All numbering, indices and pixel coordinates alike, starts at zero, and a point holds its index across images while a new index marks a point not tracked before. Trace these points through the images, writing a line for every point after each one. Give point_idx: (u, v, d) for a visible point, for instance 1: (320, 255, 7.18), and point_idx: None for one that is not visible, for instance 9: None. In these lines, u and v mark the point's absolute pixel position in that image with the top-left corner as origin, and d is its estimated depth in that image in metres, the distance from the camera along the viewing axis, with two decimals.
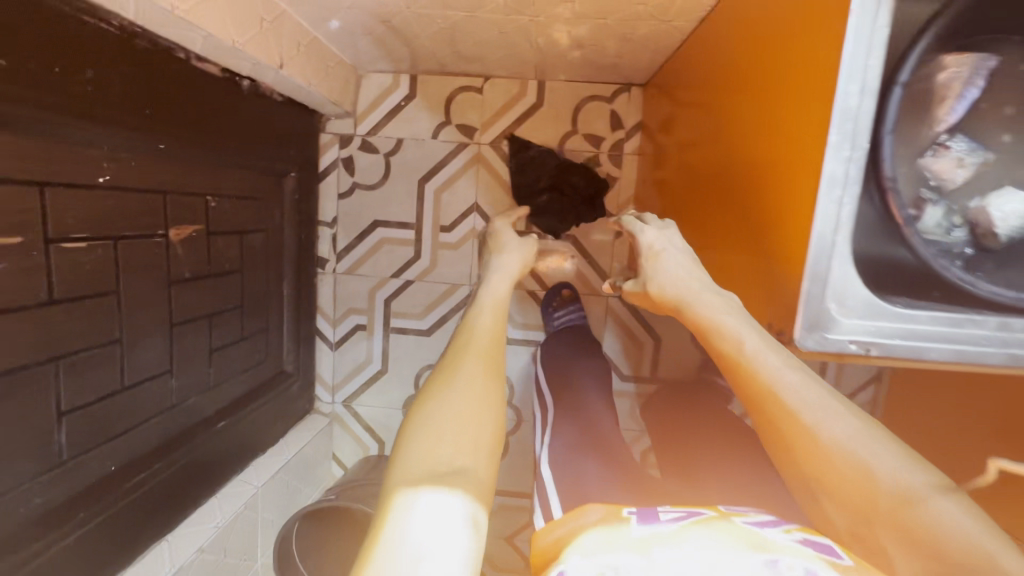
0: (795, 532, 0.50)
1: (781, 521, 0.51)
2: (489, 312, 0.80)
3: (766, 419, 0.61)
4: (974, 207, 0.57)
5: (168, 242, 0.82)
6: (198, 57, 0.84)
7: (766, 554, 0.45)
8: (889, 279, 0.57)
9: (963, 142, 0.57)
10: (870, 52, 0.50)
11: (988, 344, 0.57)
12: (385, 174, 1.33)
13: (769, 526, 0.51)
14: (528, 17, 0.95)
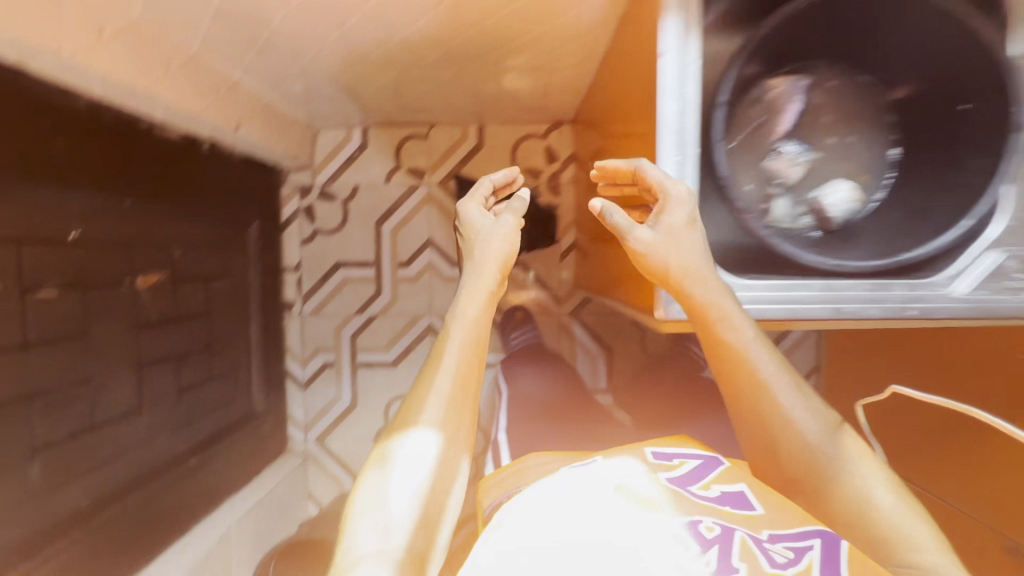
0: (714, 486, 0.59)
1: (700, 478, 0.60)
2: (467, 319, 0.67)
3: (745, 392, 0.62)
4: (814, 198, 0.68)
5: (136, 289, 0.90)
6: (160, 124, 0.95)
7: (687, 516, 0.53)
8: (739, 258, 0.68)
9: (796, 146, 0.69)
10: (685, 79, 0.60)
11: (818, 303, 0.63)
12: (344, 219, 1.44)
13: (691, 483, 0.60)
14: (455, 72, 1.09)
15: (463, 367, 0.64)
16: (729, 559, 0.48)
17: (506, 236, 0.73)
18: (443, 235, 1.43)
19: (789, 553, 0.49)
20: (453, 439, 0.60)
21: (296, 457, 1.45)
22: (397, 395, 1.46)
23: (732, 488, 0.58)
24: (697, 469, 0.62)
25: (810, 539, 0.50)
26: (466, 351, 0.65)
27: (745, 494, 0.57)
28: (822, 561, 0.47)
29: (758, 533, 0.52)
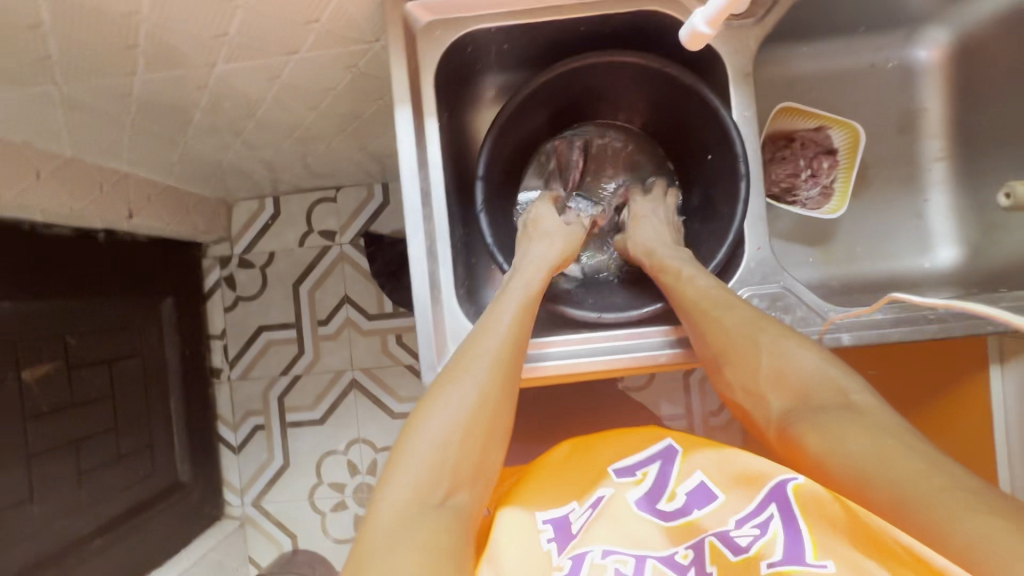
0: (679, 492, 0.51)
1: (664, 488, 0.52)
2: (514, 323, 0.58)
3: (737, 353, 0.54)
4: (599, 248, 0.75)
5: (21, 381, 0.95)
6: (45, 225, 1.01)
7: (661, 553, 0.46)
8: None
9: (582, 202, 0.76)
10: (424, 164, 0.60)
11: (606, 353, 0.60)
12: (263, 284, 1.50)
13: (657, 496, 0.52)
14: (331, 145, 1.15)
15: (505, 352, 0.53)
16: (703, 568, 0.43)
17: (564, 242, 0.65)
18: (358, 291, 1.48)
19: (754, 530, 0.45)
20: (485, 423, 0.49)
21: (233, 521, 1.47)
22: (328, 450, 1.48)
23: (692, 484, 0.52)
24: (660, 473, 0.54)
25: (767, 510, 0.45)
26: (513, 333, 0.54)
27: (705, 484, 0.51)
28: (784, 524, 0.43)
29: (719, 527, 0.47)
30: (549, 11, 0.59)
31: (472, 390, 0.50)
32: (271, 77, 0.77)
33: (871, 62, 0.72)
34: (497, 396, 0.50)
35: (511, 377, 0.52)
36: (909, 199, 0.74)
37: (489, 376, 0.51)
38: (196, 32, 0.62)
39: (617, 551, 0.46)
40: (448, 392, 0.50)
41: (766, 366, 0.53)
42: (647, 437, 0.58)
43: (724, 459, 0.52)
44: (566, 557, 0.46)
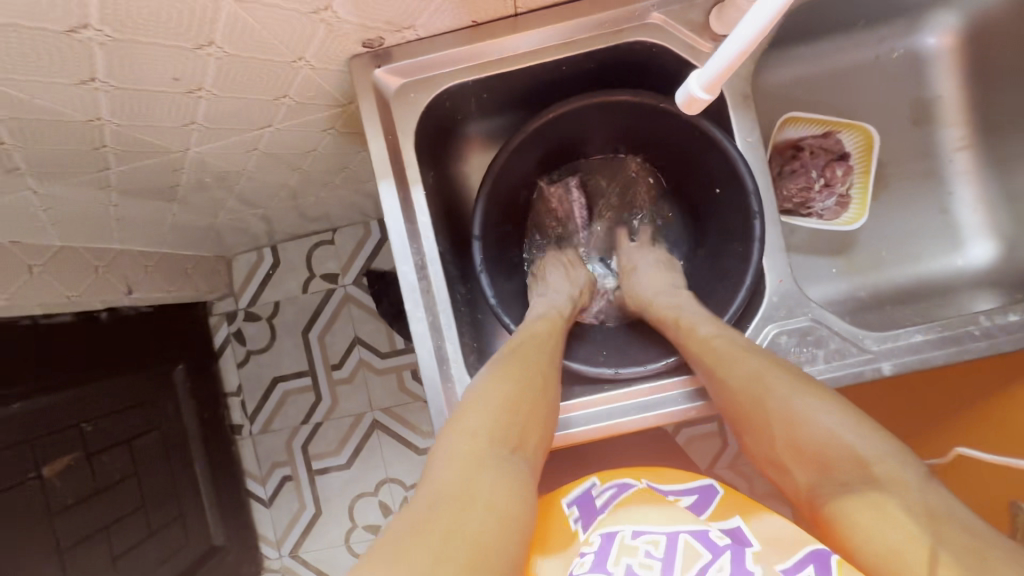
0: (714, 529, 0.45)
1: (706, 505, 0.48)
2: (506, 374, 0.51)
3: (750, 415, 0.49)
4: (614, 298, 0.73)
5: (43, 479, 0.95)
6: (44, 315, 0.99)
7: (693, 529, 0.44)
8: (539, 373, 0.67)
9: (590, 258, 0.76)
10: (416, 235, 0.57)
11: (630, 411, 0.57)
12: (272, 335, 1.48)
13: (702, 509, 0.48)
14: (319, 194, 1.11)
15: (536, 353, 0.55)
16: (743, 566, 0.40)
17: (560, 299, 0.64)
18: (368, 331, 1.45)
19: None
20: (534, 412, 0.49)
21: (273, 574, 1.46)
22: (359, 493, 1.45)
23: (728, 526, 0.45)
24: (696, 506, 0.48)
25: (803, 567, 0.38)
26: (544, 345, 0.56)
27: (743, 531, 0.44)
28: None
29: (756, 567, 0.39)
30: (525, 57, 0.56)
31: (519, 378, 0.51)
32: (248, 148, 0.74)
33: (875, 54, 0.67)
34: (540, 396, 0.50)
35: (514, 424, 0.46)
36: (933, 194, 0.69)
37: (534, 371, 0.52)
38: (162, 125, 0.59)
39: (647, 530, 0.44)
40: (496, 381, 0.50)
41: (777, 420, 0.47)
42: (691, 474, 0.53)
43: (759, 512, 0.46)
44: (596, 535, 0.46)
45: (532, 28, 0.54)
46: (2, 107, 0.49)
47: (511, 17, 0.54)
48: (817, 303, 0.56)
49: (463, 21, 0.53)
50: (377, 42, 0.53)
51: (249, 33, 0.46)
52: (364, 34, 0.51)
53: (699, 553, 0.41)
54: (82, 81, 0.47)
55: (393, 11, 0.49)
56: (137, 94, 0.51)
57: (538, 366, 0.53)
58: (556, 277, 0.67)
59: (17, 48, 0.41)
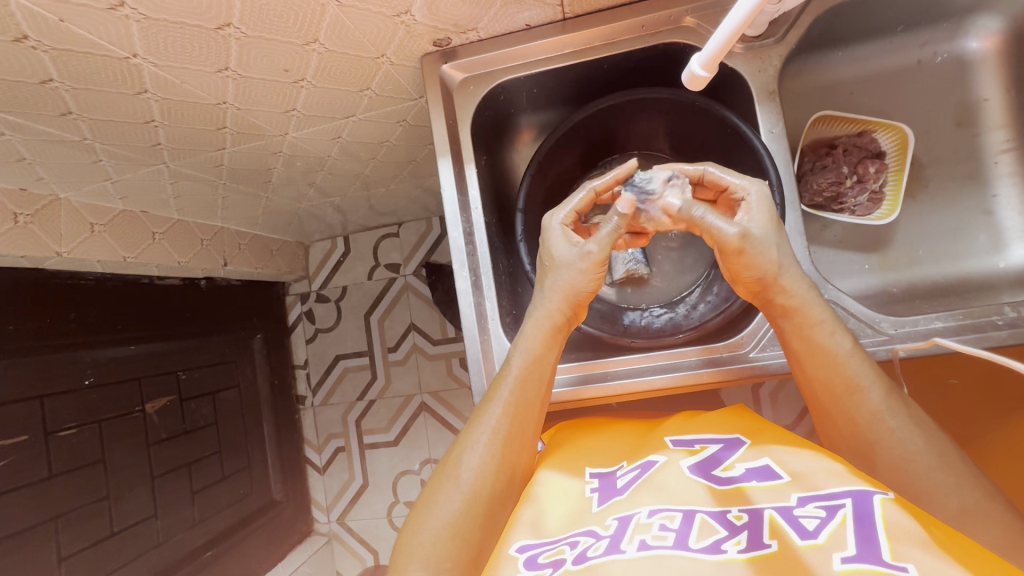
0: (739, 466, 0.49)
1: (721, 459, 0.50)
2: (515, 384, 0.56)
3: (818, 395, 0.53)
4: (638, 292, 0.75)
5: (146, 413, 1.12)
6: (159, 276, 1.18)
7: (712, 509, 0.44)
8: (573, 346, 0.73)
9: (637, 253, 0.74)
10: (466, 207, 0.66)
11: (650, 372, 0.63)
12: (337, 317, 1.62)
13: (713, 464, 0.50)
14: (388, 186, 1.24)
15: (522, 408, 0.56)
16: (759, 537, 0.40)
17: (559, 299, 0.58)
18: (423, 318, 1.56)
19: (820, 511, 0.41)
20: (498, 491, 0.53)
21: (321, 537, 1.57)
22: (403, 470, 1.55)
23: (756, 464, 0.48)
24: (721, 451, 0.51)
25: (841, 499, 0.41)
26: (526, 391, 0.56)
27: (770, 466, 0.47)
28: (856, 517, 0.40)
29: (783, 501, 0.43)
30: (570, 56, 0.64)
31: (501, 423, 0.55)
32: (334, 137, 0.87)
33: (917, 58, 0.69)
34: (504, 473, 0.54)
35: (520, 437, 0.55)
36: (976, 195, 0.69)
37: (504, 438, 0.55)
38: (270, 111, 0.72)
39: (664, 508, 0.45)
40: (454, 473, 0.53)
41: (836, 404, 0.51)
42: (724, 427, 0.55)
43: (789, 450, 0.49)
44: (611, 519, 0.46)
45: (579, 30, 0.62)
46: (160, 90, 0.63)
47: (560, 21, 0.62)
48: (835, 286, 0.60)
49: (518, 25, 0.62)
50: (446, 42, 0.63)
51: (345, 31, 0.57)
52: (435, 34, 0.61)
53: (715, 529, 0.42)
54: (218, 70, 0.60)
55: (460, 15, 0.58)
56: (257, 82, 0.64)
57: (511, 427, 0.55)
58: (561, 258, 0.58)
59: (181, 42, 0.54)
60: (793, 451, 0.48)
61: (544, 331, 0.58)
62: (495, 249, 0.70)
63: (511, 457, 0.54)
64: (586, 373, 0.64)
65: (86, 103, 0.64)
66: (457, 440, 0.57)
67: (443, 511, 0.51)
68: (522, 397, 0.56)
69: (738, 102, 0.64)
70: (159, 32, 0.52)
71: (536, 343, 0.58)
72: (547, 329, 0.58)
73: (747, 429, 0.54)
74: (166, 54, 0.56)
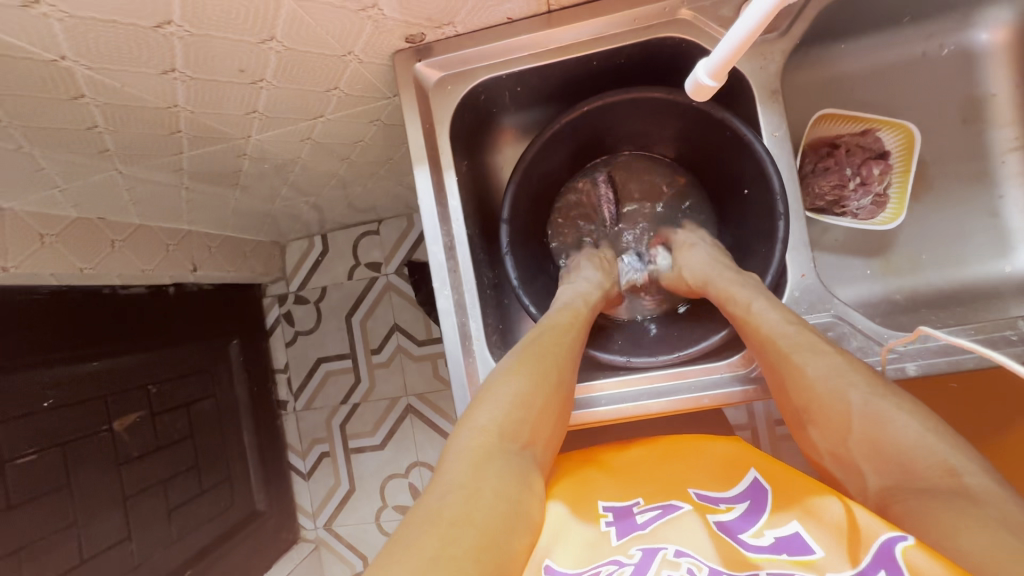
0: (768, 534, 0.43)
1: (751, 522, 0.44)
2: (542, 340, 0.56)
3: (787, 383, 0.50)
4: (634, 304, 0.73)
5: (114, 432, 1.06)
6: (122, 285, 1.11)
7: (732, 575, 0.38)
8: None
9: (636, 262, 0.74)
10: (447, 220, 0.61)
11: (643, 396, 0.59)
12: (317, 318, 1.56)
13: (741, 528, 0.44)
14: (365, 184, 1.17)
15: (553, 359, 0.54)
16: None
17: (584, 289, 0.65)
18: (407, 318, 1.51)
19: None
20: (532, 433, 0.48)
21: (308, 544, 1.54)
22: (391, 474, 1.51)
23: (784, 531, 0.42)
24: (749, 514, 0.46)
25: (873, 575, 0.34)
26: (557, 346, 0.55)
27: (801, 536, 0.41)
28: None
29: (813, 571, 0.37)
30: (556, 53, 0.59)
31: (538, 367, 0.52)
32: (302, 137, 0.80)
33: (924, 50, 0.65)
34: (552, 408, 0.51)
35: (556, 385, 0.52)
36: (983, 196, 0.66)
37: (552, 375, 0.52)
38: (229, 113, 0.66)
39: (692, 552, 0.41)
40: (494, 398, 0.49)
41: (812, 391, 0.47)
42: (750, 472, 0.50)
43: (817, 502, 0.42)
44: (635, 549, 0.43)
45: (564, 24, 0.57)
46: (99, 94, 0.56)
47: (545, 14, 0.57)
48: (842, 300, 0.56)
49: (499, 18, 0.57)
50: (419, 37, 0.57)
51: (306, 28, 0.51)
52: (407, 30, 0.55)
53: None
54: (163, 71, 0.54)
55: (433, 9, 0.53)
56: (210, 84, 0.58)
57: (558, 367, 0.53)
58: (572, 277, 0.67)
59: (115, 42, 0.48)
60: (821, 500, 0.42)
61: (570, 311, 0.60)
62: (480, 263, 0.65)
63: (548, 400, 0.50)
64: (581, 397, 0.60)
65: (16, 109, 0.57)
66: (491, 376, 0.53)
67: (479, 435, 0.46)
68: (552, 351, 0.54)
69: (737, 103, 0.60)
70: (88, 31, 0.46)
71: (564, 317, 0.59)
72: (576, 318, 0.60)
73: (770, 468, 0.49)
74: (100, 55, 0.49)
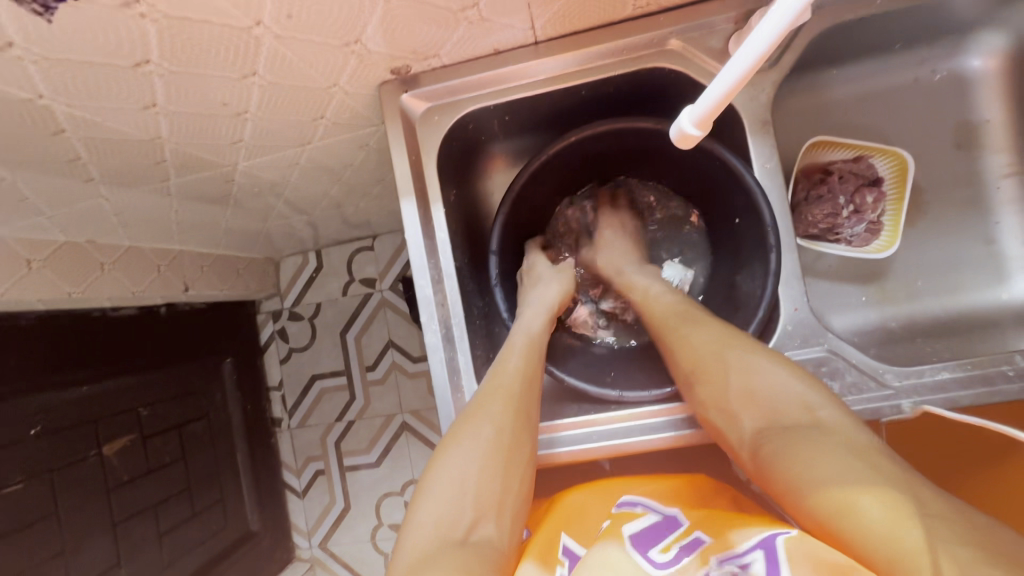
0: (674, 547, 0.46)
1: (660, 540, 0.47)
2: (496, 380, 0.53)
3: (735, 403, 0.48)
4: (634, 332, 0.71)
5: (103, 457, 1.04)
6: (112, 307, 1.10)
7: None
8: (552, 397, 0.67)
9: None
10: (435, 252, 0.60)
11: (633, 433, 0.57)
12: (312, 335, 1.55)
13: (651, 543, 0.47)
14: (357, 203, 1.16)
15: (512, 400, 0.52)
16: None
17: (536, 316, 0.60)
18: (402, 334, 1.50)
19: (734, 568, 0.40)
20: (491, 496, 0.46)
21: (303, 563, 1.52)
22: (387, 492, 1.50)
23: (688, 542, 0.46)
24: (656, 529, 0.49)
25: (753, 554, 0.40)
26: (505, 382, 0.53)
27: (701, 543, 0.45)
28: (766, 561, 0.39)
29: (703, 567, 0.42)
30: (544, 84, 0.58)
31: (495, 416, 0.50)
32: (292, 162, 0.80)
33: (916, 76, 0.65)
34: (499, 468, 0.48)
35: (513, 433, 0.50)
36: (978, 223, 0.65)
37: (510, 424, 0.50)
38: (214, 143, 0.65)
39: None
40: (439, 477, 0.47)
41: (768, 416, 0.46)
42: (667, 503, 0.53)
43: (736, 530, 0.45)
44: None
45: (551, 55, 0.56)
46: (80, 129, 0.55)
47: (532, 45, 0.56)
48: (835, 333, 0.55)
49: (485, 50, 0.56)
50: (405, 69, 0.56)
51: (289, 63, 0.51)
52: (392, 62, 0.55)
53: None
54: (145, 106, 0.53)
55: (419, 42, 0.52)
56: (195, 117, 0.57)
57: (499, 421, 0.50)
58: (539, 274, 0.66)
59: (93, 80, 0.47)
60: (729, 528, 0.45)
61: (524, 347, 0.57)
62: (469, 294, 0.64)
63: (503, 453, 0.49)
64: (579, 432, 0.58)
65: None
66: (452, 431, 0.51)
67: (432, 518, 0.45)
68: (503, 389, 0.52)
69: (728, 133, 0.59)
70: (65, 71, 0.45)
71: (519, 355, 0.56)
72: (525, 342, 0.57)
73: (690, 511, 0.51)
74: (78, 92, 0.48)
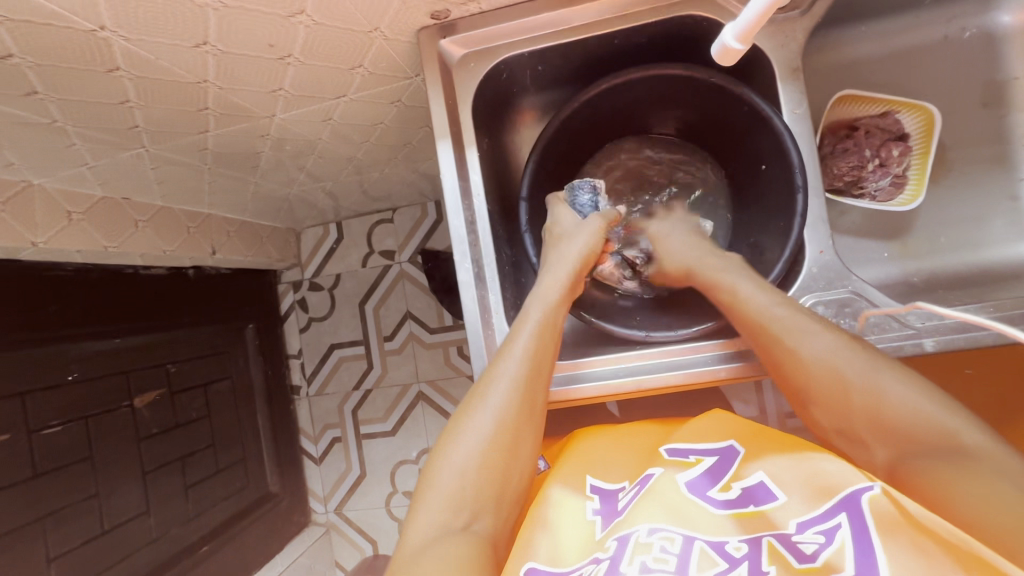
0: (736, 486, 0.46)
1: (720, 476, 0.48)
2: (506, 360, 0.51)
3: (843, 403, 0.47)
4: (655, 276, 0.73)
5: (135, 407, 1.08)
6: (144, 266, 1.13)
7: (712, 538, 0.41)
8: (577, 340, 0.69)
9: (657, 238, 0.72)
10: (468, 195, 0.63)
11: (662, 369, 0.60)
12: (331, 305, 1.58)
13: (710, 483, 0.48)
14: (380, 171, 1.18)
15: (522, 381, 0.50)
16: (759, 564, 0.38)
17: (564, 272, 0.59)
18: (419, 306, 1.53)
19: (819, 537, 0.39)
20: (493, 473, 0.46)
21: (318, 528, 1.55)
22: (401, 460, 1.53)
23: (751, 482, 0.46)
24: (715, 470, 0.49)
25: (836, 517, 0.39)
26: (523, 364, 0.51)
27: (766, 485, 0.45)
28: (854, 536, 0.37)
29: (781, 525, 0.41)
30: (578, 31, 0.59)
31: (504, 396, 0.49)
32: (324, 118, 0.82)
33: (945, 34, 0.65)
34: (500, 460, 0.46)
35: (517, 418, 0.48)
36: (1003, 180, 0.66)
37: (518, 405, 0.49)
38: (255, 90, 0.67)
39: (663, 528, 0.43)
40: (441, 465, 0.46)
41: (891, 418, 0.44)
42: (714, 430, 0.53)
43: (784, 462, 0.46)
44: (612, 540, 0.44)
45: (586, 2, 0.58)
46: (133, 67, 0.58)
47: None
48: (859, 277, 0.56)
49: None
50: (445, 14, 0.58)
51: (335, 1, 0.52)
52: (433, 6, 0.56)
53: (714, 561, 0.39)
54: (196, 44, 0.55)
55: None
56: (241, 58, 0.59)
57: (507, 410, 0.48)
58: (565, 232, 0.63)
59: (152, 11, 0.49)
60: (788, 462, 0.46)
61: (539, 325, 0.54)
62: (500, 238, 0.66)
63: (507, 438, 0.47)
64: (612, 366, 0.61)
65: (53, 81, 0.59)
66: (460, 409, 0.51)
67: (437, 501, 0.44)
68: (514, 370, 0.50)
69: (760, 84, 0.60)
70: (128, 0, 0.48)
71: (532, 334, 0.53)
72: (546, 317, 0.55)
73: (738, 433, 0.52)
74: (137, 25, 0.51)
